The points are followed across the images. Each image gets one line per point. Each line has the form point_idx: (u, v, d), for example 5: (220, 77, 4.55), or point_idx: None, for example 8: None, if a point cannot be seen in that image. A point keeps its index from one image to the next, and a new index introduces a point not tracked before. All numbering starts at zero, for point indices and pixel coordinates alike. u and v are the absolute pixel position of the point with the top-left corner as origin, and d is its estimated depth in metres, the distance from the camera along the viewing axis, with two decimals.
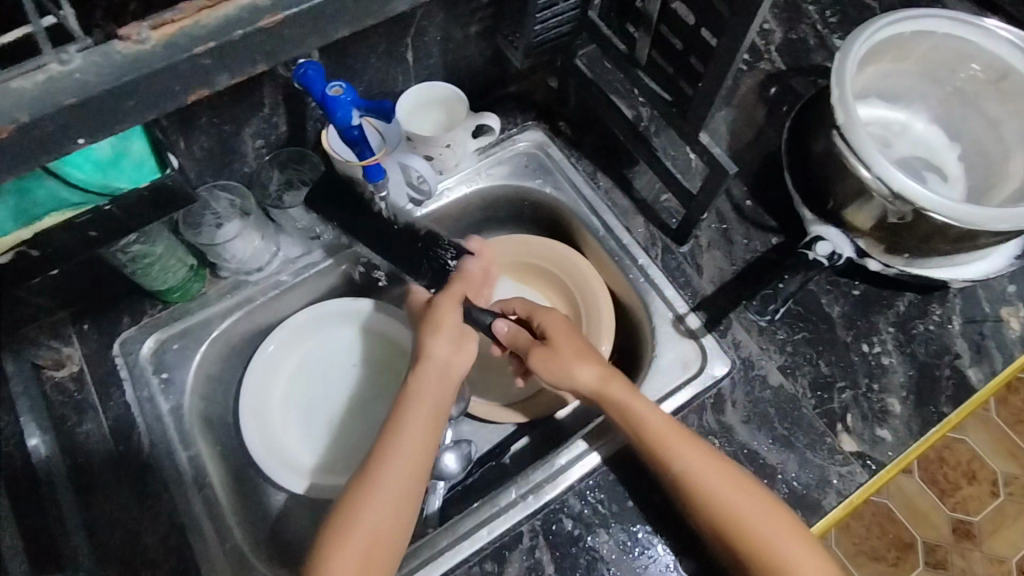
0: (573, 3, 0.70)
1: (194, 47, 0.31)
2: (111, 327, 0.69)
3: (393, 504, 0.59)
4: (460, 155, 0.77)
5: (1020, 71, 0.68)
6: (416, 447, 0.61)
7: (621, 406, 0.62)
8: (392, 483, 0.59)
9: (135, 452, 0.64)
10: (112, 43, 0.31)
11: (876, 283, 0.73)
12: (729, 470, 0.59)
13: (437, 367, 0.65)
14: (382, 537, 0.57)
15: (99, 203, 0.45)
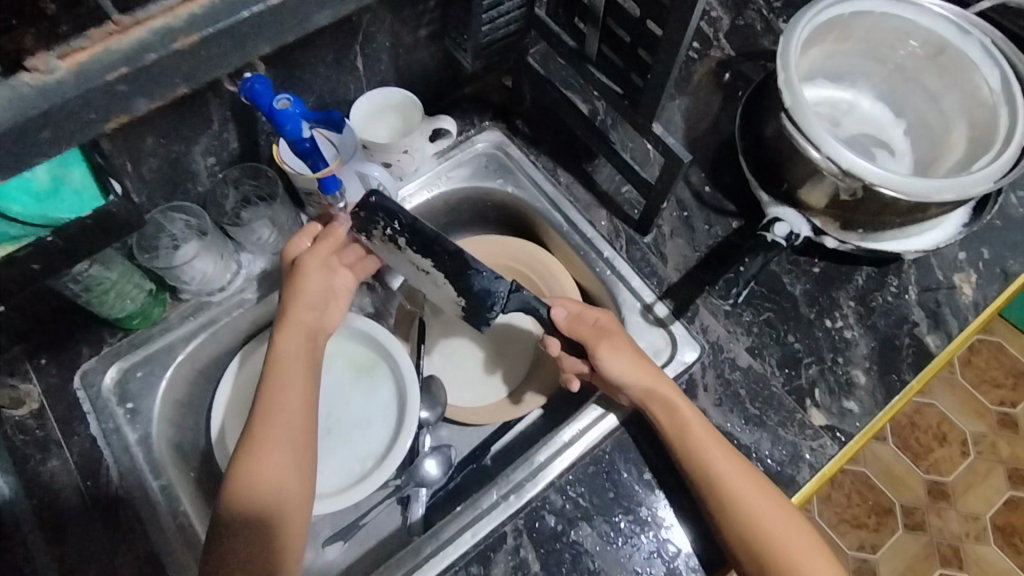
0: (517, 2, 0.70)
1: (108, 74, 0.31)
2: (70, 360, 0.67)
3: (293, 447, 0.60)
4: (419, 159, 0.77)
5: (955, 45, 0.70)
6: (299, 403, 0.63)
7: (667, 405, 0.63)
8: (286, 430, 0.61)
9: (104, 486, 0.63)
10: (18, 76, 0.30)
11: (834, 260, 0.75)
12: (754, 476, 0.60)
13: (306, 322, 0.66)
14: (293, 477, 0.60)
15: (41, 234, 0.44)
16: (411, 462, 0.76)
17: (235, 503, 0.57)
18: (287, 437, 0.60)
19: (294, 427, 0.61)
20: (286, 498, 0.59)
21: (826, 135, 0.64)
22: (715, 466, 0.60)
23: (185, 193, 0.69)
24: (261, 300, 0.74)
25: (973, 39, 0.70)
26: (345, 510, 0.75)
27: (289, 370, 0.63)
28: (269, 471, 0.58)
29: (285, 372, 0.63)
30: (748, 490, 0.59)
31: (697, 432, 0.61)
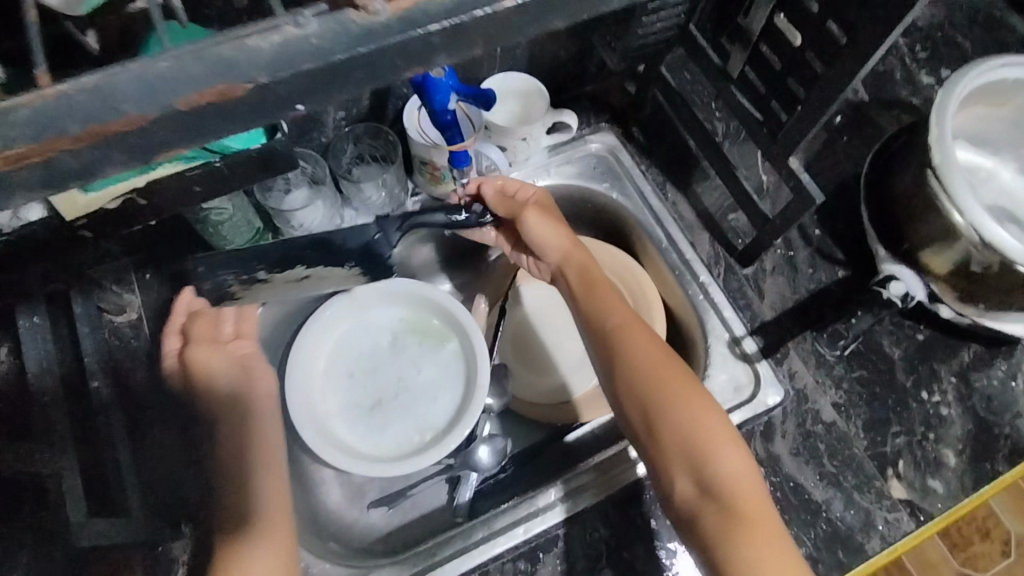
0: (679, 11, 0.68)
1: (430, 26, 0.25)
2: (173, 278, 0.70)
3: (259, 474, 0.67)
4: (533, 150, 0.77)
5: None
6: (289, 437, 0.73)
7: (571, 265, 0.68)
8: (277, 462, 0.69)
9: (185, 405, 0.65)
10: (345, 12, 0.25)
11: (942, 330, 0.71)
12: (699, 391, 0.58)
13: (239, 412, 0.69)
14: (279, 504, 0.66)
15: (211, 159, 0.46)
16: (466, 444, 0.76)
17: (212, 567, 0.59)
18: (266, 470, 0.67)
19: (270, 457, 0.69)
20: (270, 530, 0.63)
21: (971, 200, 0.60)
22: (608, 311, 0.63)
23: (308, 141, 0.71)
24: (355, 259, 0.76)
25: None
26: (395, 477, 0.75)
27: (260, 420, 0.70)
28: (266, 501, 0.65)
29: (249, 440, 0.68)
30: (660, 361, 0.59)
31: (617, 311, 0.63)
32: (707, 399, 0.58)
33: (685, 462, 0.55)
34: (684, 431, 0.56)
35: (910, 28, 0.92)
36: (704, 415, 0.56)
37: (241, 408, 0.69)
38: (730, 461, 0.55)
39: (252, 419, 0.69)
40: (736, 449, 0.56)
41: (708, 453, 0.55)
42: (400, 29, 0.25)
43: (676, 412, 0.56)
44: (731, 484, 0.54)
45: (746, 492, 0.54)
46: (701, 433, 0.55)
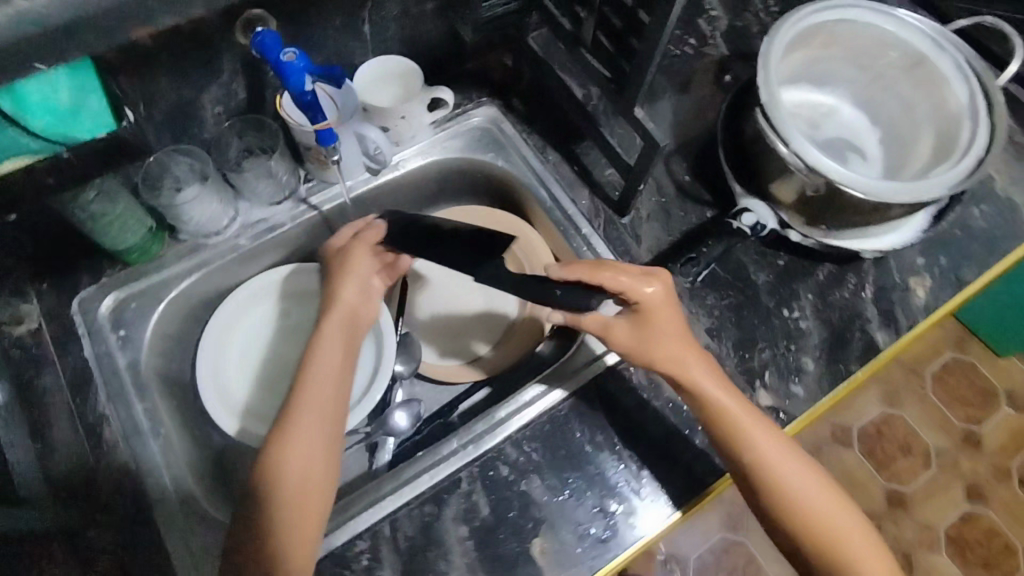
0: None
1: None
2: (71, 284, 0.72)
3: (334, 387, 0.64)
4: (416, 127, 0.81)
5: (933, 60, 0.73)
6: (336, 388, 0.64)
7: (694, 385, 0.64)
8: (319, 422, 0.61)
9: (91, 403, 0.67)
10: None
11: (799, 254, 0.79)
12: (812, 470, 0.63)
13: (339, 335, 0.66)
14: (314, 477, 0.59)
15: (56, 150, 0.48)
16: (382, 412, 0.80)
17: (246, 519, 0.58)
18: (316, 368, 0.64)
19: (326, 402, 0.63)
20: (298, 515, 0.57)
21: (793, 132, 0.67)
22: (751, 444, 0.62)
23: (191, 137, 0.72)
24: (255, 248, 0.79)
25: (950, 56, 0.72)
26: None
27: (325, 353, 0.65)
28: (301, 459, 0.59)
29: (320, 386, 0.63)
30: (775, 451, 0.62)
31: (739, 418, 0.63)
32: (757, 415, 0.64)
33: (804, 532, 0.62)
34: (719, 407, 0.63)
35: None
36: (751, 417, 0.63)
37: (346, 315, 0.68)
38: (776, 447, 0.63)
39: (334, 330, 0.66)
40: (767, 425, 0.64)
41: (819, 522, 0.62)
42: None
43: (796, 496, 0.62)
44: (763, 441, 0.62)
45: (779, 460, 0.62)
46: (807, 501, 0.62)
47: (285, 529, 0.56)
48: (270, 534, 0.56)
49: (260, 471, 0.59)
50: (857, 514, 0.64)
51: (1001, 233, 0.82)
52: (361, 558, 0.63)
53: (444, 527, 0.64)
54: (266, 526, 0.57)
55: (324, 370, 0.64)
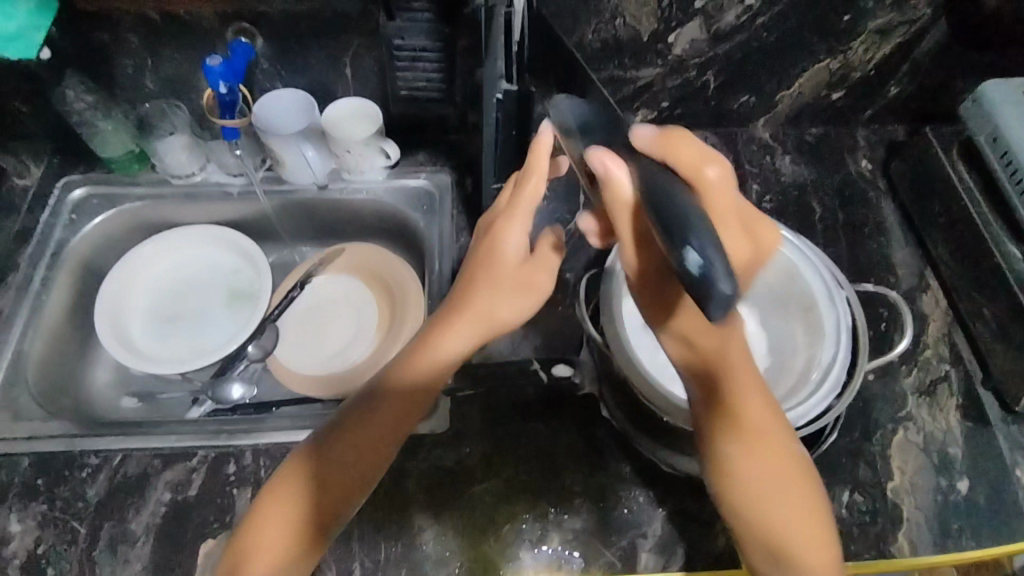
0: (432, 69, 0.84)
1: None
2: (68, 167, 0.92)
3: (403, 401, 0.57)
4: (361, 162, 0.90)
5: (820, 309, 0.68)
6: (413, 399, 0.57)
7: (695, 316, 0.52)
8: (383, 428, 0.56)
9: (17, 254, 0.86)
10: None
11: (619, 436, 0.76)
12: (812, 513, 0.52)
13: (477, 313, 0.58)
14: (353, 473, 0.55)
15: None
16: (220, 379, 0.88)
17: (328, 496, 0.54)
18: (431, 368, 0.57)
19: (401, 402, 0.57)
20: (322, 501, 0.54)
21: (605, 313, 0.70)
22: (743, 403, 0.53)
23: (190, 99, 0.88)
24: (203, 199, 0.93)
25: (836, 313, 0.67)
26: (156, 381, 0.90)
27: (445, 352, 0.57)
28: (351, 451, 0.55)
29: (412, 381, 0.57)
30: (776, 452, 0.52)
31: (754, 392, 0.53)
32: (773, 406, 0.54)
33: None
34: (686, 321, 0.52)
35: (772, 179, 0.97)
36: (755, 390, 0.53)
37: (512, 274, 0.60)
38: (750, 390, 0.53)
39: (467, 320, 0.58)
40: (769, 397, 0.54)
41: None
42: None
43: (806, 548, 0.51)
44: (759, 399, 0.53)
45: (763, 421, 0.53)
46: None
47: (300, 506, 0.54)
48: (333, 515, 0.54)
49: (324, 446, 0.55)
50: None
51: (853, 531, 0.71)
52: (86, 470, 0.72)
53: (155, 485, 0.72)
54: (290, 502, 0.54)
55: (428, 369, 0.57)
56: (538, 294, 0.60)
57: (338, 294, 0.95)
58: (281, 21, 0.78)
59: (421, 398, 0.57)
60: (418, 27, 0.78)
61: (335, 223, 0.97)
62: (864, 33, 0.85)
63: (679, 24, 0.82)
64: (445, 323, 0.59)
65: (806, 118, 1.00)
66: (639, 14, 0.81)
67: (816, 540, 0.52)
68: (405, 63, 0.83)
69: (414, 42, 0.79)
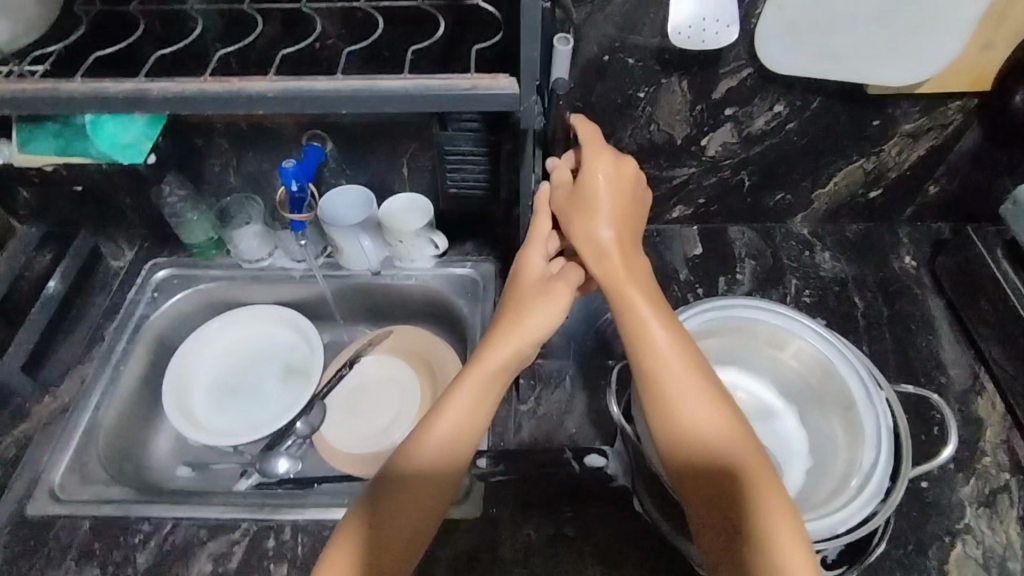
0: (478, 173, 0.92)
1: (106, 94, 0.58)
2: (154, 250, 1.03)
3: (451, 445, 0.61)
4: (412, 251, 0.97)
5: (859, 410, 0.67)
6: (456, 429, 0.61)
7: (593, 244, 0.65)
8: (433, 467, 0.60)
9: (103, 327, 0.95)
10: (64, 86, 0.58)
11: (655, 534, 0.74)
12: (734, 425, 0.58)
13: (515, 337, 0.64)
14: (408, 519, 0.58)
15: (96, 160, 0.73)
16: (268, 454, 0.91)
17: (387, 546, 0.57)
18: (472, 402, 0.62)
19: (446, 437, 0.61)
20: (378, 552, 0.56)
21: (634, 404, 0.71)
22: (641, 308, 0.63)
23: (266, 194, 0.99)
24: (269, 283, 1.01)
25: (877, 416, 0.66)
26: (210, 451, 0.95)
27: (480, 387, 0.63)
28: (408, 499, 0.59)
29: (451, 411, 0.62)
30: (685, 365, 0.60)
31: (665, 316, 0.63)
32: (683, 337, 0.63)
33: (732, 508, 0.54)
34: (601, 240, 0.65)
35: (812, 274, 0.98)
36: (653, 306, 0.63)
37: (539, 290, 0.66)
38: (711, 413, 0.58)
39: (501, 350, 0.64)
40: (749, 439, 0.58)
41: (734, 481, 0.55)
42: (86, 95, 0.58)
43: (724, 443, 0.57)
44: (692, 398, 0.59)
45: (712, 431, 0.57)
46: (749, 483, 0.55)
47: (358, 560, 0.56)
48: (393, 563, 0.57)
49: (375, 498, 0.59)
50: (794, 521, 0.53)
51: None
52: (140, 536, 0.76)
53: (199, 555, 0.75)
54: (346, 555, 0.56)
55: (464, 403, 0.62)
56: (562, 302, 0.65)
57: (387, 372, 0.99)
58: (349, 128, 0.88)
59: (469, 436, 0.62)
60: (467, 135, 0.87)
61: (382, 307, 1.03)
62: (895, 136, 0.88)
63: (711, 129, 0.88)
64: (480, 364, 0.63)
65: (845, 215, 1.02)
66: (672, 121, 0.87)
67: (749, 453, 0.57)
68: (454, 166, 0.92)
69: (464, 147, 0.88)
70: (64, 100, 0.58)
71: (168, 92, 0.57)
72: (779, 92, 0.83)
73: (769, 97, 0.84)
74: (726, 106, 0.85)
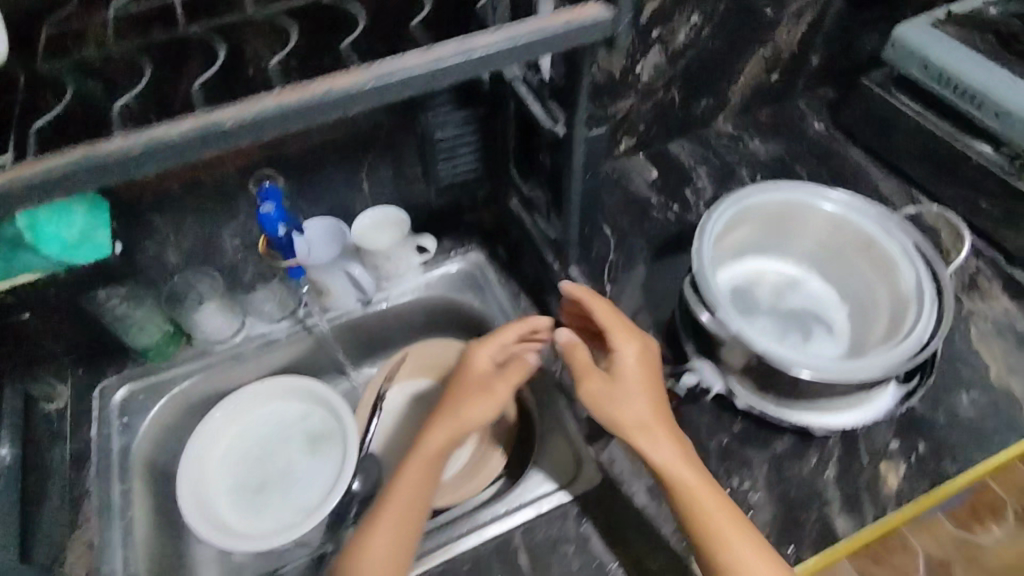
0: (470, 157, 0.88)
1: (174, 134, 0.46)
2: (97, 374, 0.87)
3: (410, 518, 0.68)
4: (401, 266, 0.91)
5: (881, 243, 0.75)
6: (408, 504, 0.69)
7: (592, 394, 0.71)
8: (402, 544, 0.66)
9: (82, 479, 0.79)
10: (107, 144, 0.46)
11: (758, 422, 0.79)
12: (739, 524, 0.63)
13: (439, 433, 0.73)
14: None
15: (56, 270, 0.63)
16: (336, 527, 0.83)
17: None
18: (411, 481, 0.70)
19: (398, 512, 0.68)
20: None
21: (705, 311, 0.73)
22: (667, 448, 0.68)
23: (215, 264, 0.88)
24: (253, 358, 0.90)
25: (898, 242, 0.74)
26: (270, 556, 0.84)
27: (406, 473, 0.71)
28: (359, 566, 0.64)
29: (403, 489, 0.70)
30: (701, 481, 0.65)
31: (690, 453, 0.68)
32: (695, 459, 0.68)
33: None
34: (609, 397, 0.70)
35: (755, 162, 1.08)
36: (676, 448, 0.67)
37: (479, 379, 0.77)
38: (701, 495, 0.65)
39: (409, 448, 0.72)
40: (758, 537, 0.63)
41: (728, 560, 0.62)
42: (142, 148, 0.46)
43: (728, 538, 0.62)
44: (690, 482, 0.65)
45: (694, 485, 0.65)
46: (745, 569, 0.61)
47: None
48: None
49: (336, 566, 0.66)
50: None
51: (990, 423, 0.77)
52: None
53: None
54: None
55: (410, 483, 0.70)
56: (498, 399, 0.75)
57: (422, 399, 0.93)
58: (301, 155, 0.80)
59: (418, 514, 0.69)
60: (452, 119, 0.83)
61: (383, 335, 0.96)
62: (785, 19, 0.99)
63: (644, 55, 0.92)
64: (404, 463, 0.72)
65: (757, 103, 1.12)
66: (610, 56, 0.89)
67: (738, 537, 0.63)
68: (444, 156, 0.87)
69: (451, 133, 0.84)
70: (118, 164, 0.46)
71: (227, 123, 0.47)
72: (693, 4, 0.89)
73: (685, 11, 0.89)
74: (652, 28, 0.89)
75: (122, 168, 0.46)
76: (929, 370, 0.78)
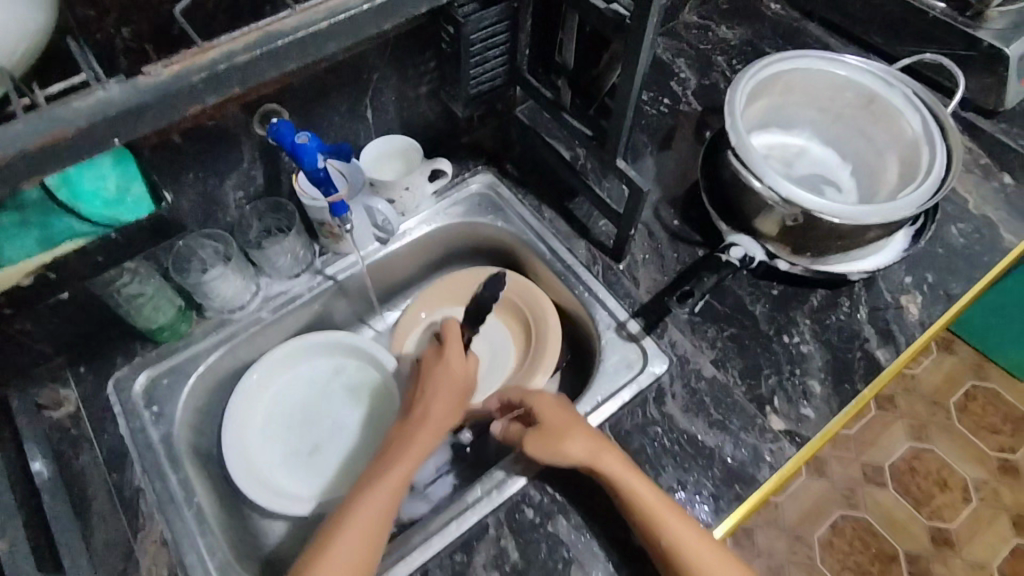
0: (500, 57, 0.78)
1: (262, 46, 0.42)
2: (104, 367, 0.77)
3: (393, 492, 0.69)
4: (418, 197, 0.86)
5: (883, 96, 0.81)
6: (391, 487, 0.69)
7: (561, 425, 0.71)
8: (379, 510, 0.67)
9: (127, 479, 0.71)
10: (189, 59, 0.41)
11: (790, 283, 0.85)
12: (685, 519, 0.66)
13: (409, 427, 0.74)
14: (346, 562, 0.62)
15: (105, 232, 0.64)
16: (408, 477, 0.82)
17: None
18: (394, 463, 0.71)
19: (380, 494, 0.68)
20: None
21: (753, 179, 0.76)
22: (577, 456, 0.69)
23: (215, 223, 0.79)
24: (276, 319, 0.83)
25: (898, 92, 0.80)
26: None
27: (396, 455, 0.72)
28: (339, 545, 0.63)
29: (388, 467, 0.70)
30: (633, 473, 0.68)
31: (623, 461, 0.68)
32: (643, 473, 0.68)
33: None
34: (569, 426, 0.71)
35: (726, 47, 1.10)
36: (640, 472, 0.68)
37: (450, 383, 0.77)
38: (658, 499, 0.66)
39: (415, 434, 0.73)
40: (690, 527, 0.65)
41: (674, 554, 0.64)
42: (230, 57, 0.41)
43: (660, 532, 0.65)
44: (636, 483, 0.67)
45: (649, 498, 0.66)
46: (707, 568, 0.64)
47: None
48: None
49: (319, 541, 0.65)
50: None
51: (979, 247, 0.88)
52: None
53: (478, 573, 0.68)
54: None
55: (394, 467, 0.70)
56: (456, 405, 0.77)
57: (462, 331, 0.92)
58: (305, 82, 0.72)
59: (398, 493, 0.69)
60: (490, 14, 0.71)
61: (405, 272, 0.92)
62: None
63: None
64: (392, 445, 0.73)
65: None
66: None
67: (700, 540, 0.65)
68: (476, 58, 0.76)
69: (489, 30, 0.73)
70: (203, 77, 0.41)
71: (323, 23, 0.43)
72: None
73: None
74: None
75: (211, 84, 0.42)
76: (935, 209, 0.86)
